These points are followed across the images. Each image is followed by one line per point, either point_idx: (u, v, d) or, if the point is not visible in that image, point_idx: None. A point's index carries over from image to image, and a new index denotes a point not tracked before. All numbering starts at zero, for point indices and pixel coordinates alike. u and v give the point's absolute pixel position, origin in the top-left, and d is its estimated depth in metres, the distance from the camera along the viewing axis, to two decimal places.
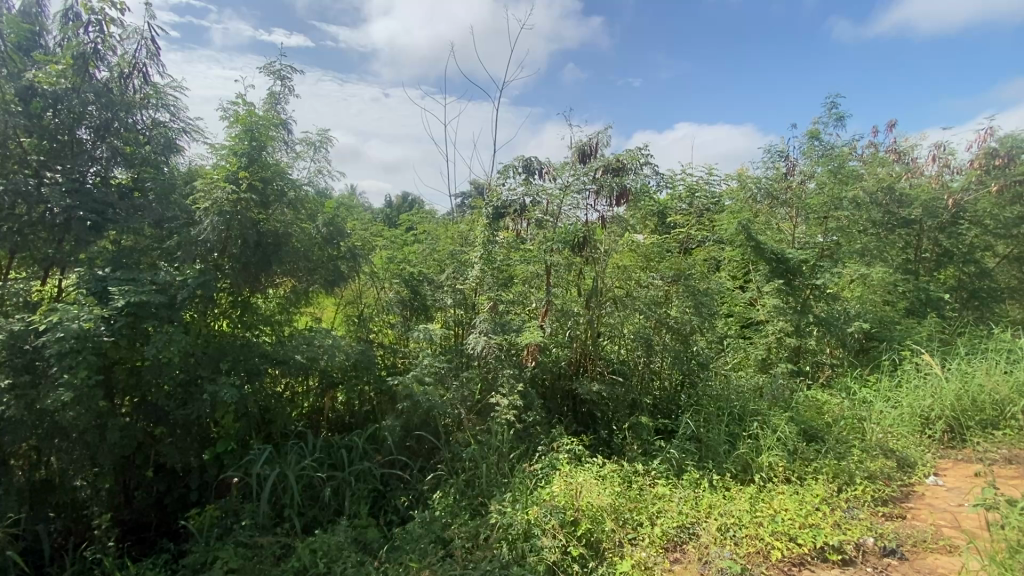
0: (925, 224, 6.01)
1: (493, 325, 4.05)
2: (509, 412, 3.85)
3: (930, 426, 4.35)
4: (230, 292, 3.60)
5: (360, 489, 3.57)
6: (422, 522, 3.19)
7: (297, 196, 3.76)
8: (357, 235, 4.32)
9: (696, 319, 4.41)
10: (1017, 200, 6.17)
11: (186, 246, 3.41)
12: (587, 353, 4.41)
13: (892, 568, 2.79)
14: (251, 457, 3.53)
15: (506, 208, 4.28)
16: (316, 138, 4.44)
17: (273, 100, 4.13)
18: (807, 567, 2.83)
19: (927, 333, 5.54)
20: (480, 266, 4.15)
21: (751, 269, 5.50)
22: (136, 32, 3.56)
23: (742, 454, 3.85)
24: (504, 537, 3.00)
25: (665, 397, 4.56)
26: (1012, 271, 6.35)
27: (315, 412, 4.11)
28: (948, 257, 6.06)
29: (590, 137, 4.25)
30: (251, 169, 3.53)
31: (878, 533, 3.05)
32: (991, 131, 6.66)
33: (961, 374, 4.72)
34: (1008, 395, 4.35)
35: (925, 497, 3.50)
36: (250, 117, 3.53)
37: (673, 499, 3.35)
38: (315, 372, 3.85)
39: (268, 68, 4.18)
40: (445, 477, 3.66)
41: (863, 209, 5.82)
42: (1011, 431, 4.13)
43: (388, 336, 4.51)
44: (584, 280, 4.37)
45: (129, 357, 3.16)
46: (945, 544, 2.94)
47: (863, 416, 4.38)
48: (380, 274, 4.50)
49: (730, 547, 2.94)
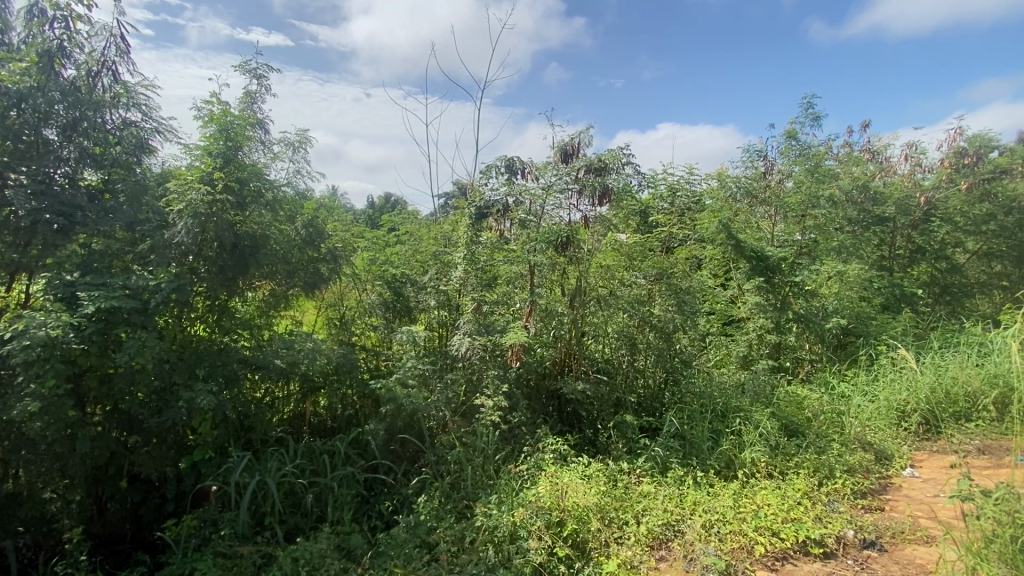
0: (899, 223, 6.16)
1: (477, 326, 4.03)
2: (494, 413, 3.85)
3: (906, 418, 4.46)
4: (206, 296, 3.51)
5: (343, 495, 3.51)
6: (407, 527, 3.15)
7: (275, 197, 3.70)
8: (338, 235, 4.23)
9: (679, 318, 4.44)
10: (985, 197, 6.30)
11: (160, 248, 3.32)
12: (571, 352, 4.43)
13: (872, 560, 2.84)
14: (229, 465, 3.45)
15: (489, 208, 4.26)
16: (294, 138, 4.34)
17: (248, 99, 3.97)
18: (790, 561, 2.86)
19: (902, 328, 5.65)
20: (463, 267, 4.13)
21: (732, 267, 5.60)
22: (105, 29, 3.45)
23: (725, 450, 3.90)
24: (489, 539, 2.98)
25: (649, 395, 4.57)
26: (982, 267, 6.48)
27: (295, 418, 4.03)
28: (921, 254, 6.23)
29: (572, 137, 4.22)
30: (227, 170, 3.44)
31: (858, 526, 3.10)
32: (960, 131, 6.79)
33: (935, 368, 4.82)
34: (981, 387, 4.43)
35: (902, 488, 3.59)
36: (225, 117, 3.45)
37: (657, 497, 3.37)
38: (296, 377, 3.78)
39: (242, 66, 4.03)
40: (430, 480, 3.64)
41: (838, 207, 5.94)
42: (982, 422, 4.24)
43: (370, 338, 4.42)
44: (568, 280, 4.39)
45: (101, 365, 3.05)
46: (922, 535, 3.00)
47: (842, 410, 4.46)
48: (362, 275, 4.44)
49: (715, 543, 2.96)
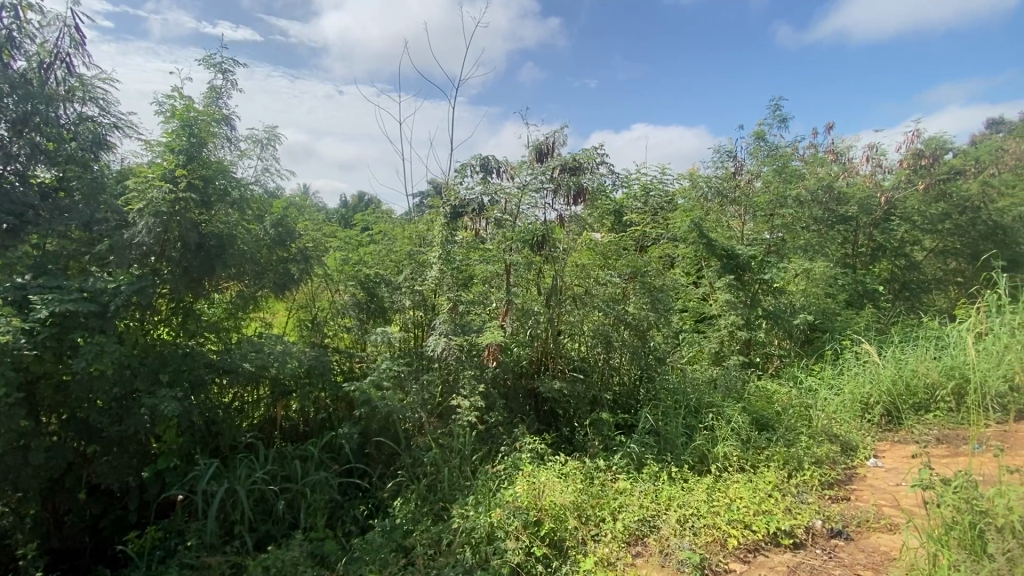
0: (861, 221, 6.39)
1: (453, 326, 3.98)
2: (471, 413, 3.82)
3: (869, 410, 4.62)
4: (170, 297, 3.40)
5: (316, 501, 3.43)
6: (383, 531, 3.11)
7: (242, 196, 3.58)
8: (309, 235, 4.13)
9: (653, 316, 4.49)
10: (941, 197, 6.54)
11: (120, 249, 3.19)
12: (548, 351, 4.44)
13: (839, 548, 2.92)
14: (196, 474, 3.33)
15: (464, 208, 4.18)
16: (262, 135, 4.21)
17: (213, 94, 3.82)
18: (761, 552, 2.93)
19: (865, 323, 5.85)
20: (438, 267, 4.06)
21: (703, 265, 5.72)
22: (57, 20, 3.29)
23: (698, 445, 3.96)
24: (467, 541, 2.96)
25: (625, 392, 4.62)
26: (939, 264, 6.74)
27: (266, 423, 3.93)
28: (881, 251, 6.47)
29: (546, 137, 4.26)
30: (189, 167, 3.31)
31: (826, 516, 3.19)
32: (918, 135, 7.04)
33: (896, 361, 5.00)
34: (938, 379, 4.61)
35: (867, 478, 3.72)
36: (188, 113, 3.33)
37: (633, 493, 3.40)
38: (266, 382, 3.66)
39: (206, 61, 3.89)
40: (406, 483, 3.60)
41: (805, 207, 6.12)
42: (940, 413, 4.43)
43: (344, 340, 4.35)
44: (544, 279, 4.38)
45: (55, 372, 2.91)
46: (886, 523, 3.10)
47: (810, 404, 4.60)
48: (334, 275, 4.34)
49: (689, 538, 3.00)
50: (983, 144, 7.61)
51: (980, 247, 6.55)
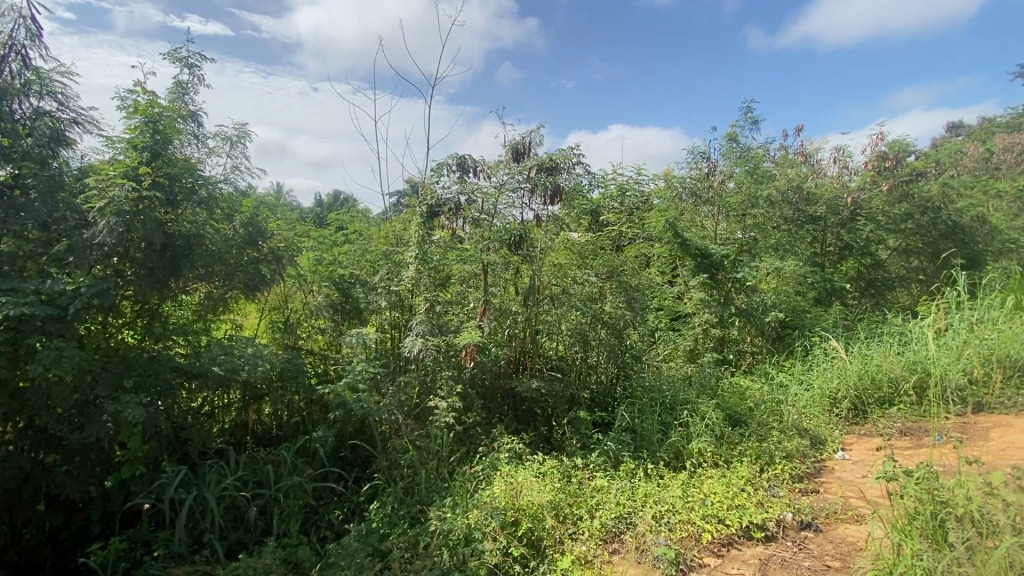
0: (829, 221, 6.58)
1: (430, 327, 3.95)
2: (448, 415, 3.79)
3: (837, 405, 4.76)
4: (134, 300, 3.28)
5: (289, 506, 3.37)
6: (359, 536, 3.06)
7: (210, 194, 3.48)
8: (280, 234, 4.03)
9: (629, 314, 4.54)
10: (904, 197, 6.71)
11: (80, 249, 3.07)
12: (526, 351, 4.44)
13: (808, 540, 3.00)
14: (163, 481, 3.23)
15: (441, 207, 4.18)
16: (232, 133, 4.10)
17: (179, 89, 3.70)
18: (734, 546, 2.98)
19: (833, 320, 6.03)
20: (415, 267, 4.05)
21: (678, 265, 5.82)
22: (12, 10, 3.14)
23: (674, 441, 4.02)
24: (444, 543, 2.93)
25: (602, 390, 4.68)
26: (902, 262, 6.97)
27: (237, 427, 3.84)
28: (848, 250, 6.68)
29: (522, 137, 4.25)
30: (153, 165, 3.20)
31: (796, 508, 3.27)
32: (882, 137, 7.26)
33: (862, 357, 5.15)
34: (902, 373, 4.77)
35: (835, 470, 3.83)
36: (151, 108, 3.21)
37: (610, 490, 3.43)
38: (236, 386, 3.56)
39: (172, 55, 3.77)
40: (382, 486, 3.56)
41: (775, 207, 6.27)
42: (903, 406, 4.59)
43: (318, 342, 4.27)
44: (521, 279, 4.37)
45: (10, 378, 2.79)
46: (853, 513, 3.19)
47: (780, 399, 4.72)
48: (308, 276, 4.27)
49: (665, 533, 3.04)
50: (944, 146, 7.89)
51: (940, 246, 6.80)
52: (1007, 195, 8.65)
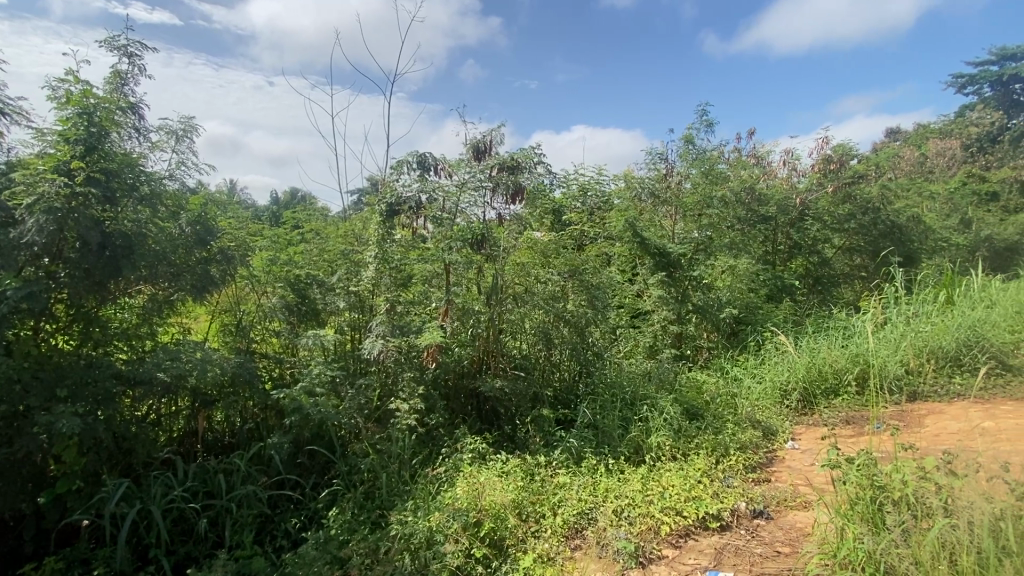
0: (779, 221, 6.87)
1: (391, 327, 3.88)
2: (410, 417, 3.74)
3: (787, 396, 4.97)
4: (68, 304, 3.08)
5: (243, 517, 3.24)
6: (316, 543, 2.98)
7: (153, 190, 3.29)
8: (230, 234, 3.87)
9: (591, 312, 4.63)
10: (847, 198, 7.07)
11: (6, 250, 2.85)
12: (489, 350, 4.41)
13: (760, 528, 3.12)
14: (103, 496, 3.05)
15: (401, 205, 4.08)
16: (177, 126, 3.90)
17: (117, 79, 3.49)
18: (691, 537, 3.07)
19: (783, 316, 6.28)
20: (375, 267, 3.99)
21: (638, 263, 5.96)
22: None
23: (634, 436, 4.10)
24: (406, 547, 2.88)
25: (565, 388, 4.74)
26: (847, 260, 7.34)
27: (186, 436, 3.67)
28: (797, 249, 6.99)
29: (484, 135, 4.23)
30: (88, 159, 3.00)
31: (748, 497, 3.39)
32: (827, 141, 7.63)
33: (810, 350, 5.39)
34: (845, 365, 5.04)
35: (785, 459, 4.00)
36: (86, 99, 3.02)
37: (572, 487, 3.47)
38: (185, 393, 3.39)
39: (109, 43, 3.54)
40: (341, 492, 3.47)
41: (729, 207, 6.49)
42: (847, 397, 4.85)
43: (273, 345, 4.12)
44: (484, 278, 4.34)
45: None
46: (801, 500, 3.34)
47: (735, 392, 4.89)
48: (261, 277, 4.11)
49: (625, 527, 3.10)
50: (882, 151, 8.36)
51: (880, 244, 7.21)
52: (939, 197, 9.25)
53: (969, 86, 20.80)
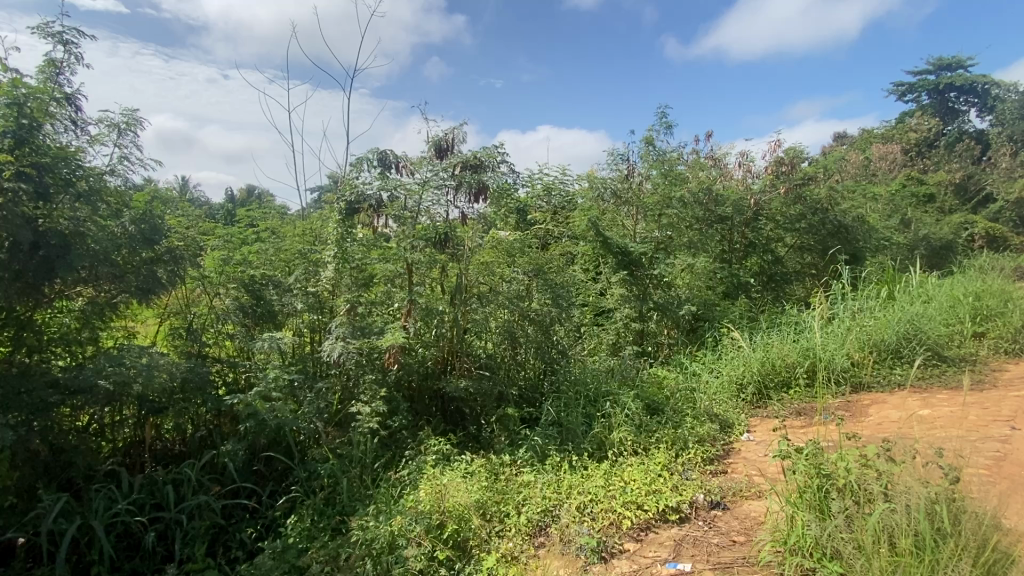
0: (735, 221, 7.10)
1: (351, 329, 3.78)
2: (371, 420, 3.66)
3: (743, 390, 5.15)
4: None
5: (194, 528, 3.11)
6: (273, 553, 2.89)
7: (91, 187, 3.09)
8: (179, 233, 3.69)
9: (555, 310, 4.67)
10: (799, 199, 7.37)
11: None
12: (454, 350, 4.37)
13: (717, 518, 3.22)
14: (38, 512, 2.86)
15: (361, 203, 4.04)
16: (119, 119, 3.69)
17: (50, 68, 3.26)
18: (652, 530, 3.14)
19: (739, 312, 6.50)
20: (333, 266, 3.90)
21: (601, 262, 6.05)
22: None
23: (597, 432, 4.16)
24: (367, 553, 2.83)
25: (529, 386, 4.76)
26: (798, 258, 7.66)
27: (132, 446, 3.49)
28: (752, 248, 7.24)
29: (446, 133, 4.20)
30: (17, 154, 2.80)
31: (706, 489, 3.50)
32: (779, 144, 7.94)
33: (765, 345, 5.59)
34: (797, 359, 5.25)
35: (741, 451, 4.14)
36: (14, 89, 2.81)
37: (536, 485, 3.49)
38: (130, 401, 3.22)
39: (41, 29, 3.31)
40: (300, 499, 3.38)
41: (687, 207, 6.66)
42: (798, 390, 5.06)
43: (227, 348, 3.97)
44: (448, 277, 4.30)
45: None
46: (755, 490, 3.47)
47: (694, 387, 5.03)
48: (213, 277, 3.94)
49: (588, 523, 3.14)
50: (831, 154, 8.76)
51: (828, 243, 7.56)
52: (882, 198, 9.78)
53: (909, 93, 22.07)
